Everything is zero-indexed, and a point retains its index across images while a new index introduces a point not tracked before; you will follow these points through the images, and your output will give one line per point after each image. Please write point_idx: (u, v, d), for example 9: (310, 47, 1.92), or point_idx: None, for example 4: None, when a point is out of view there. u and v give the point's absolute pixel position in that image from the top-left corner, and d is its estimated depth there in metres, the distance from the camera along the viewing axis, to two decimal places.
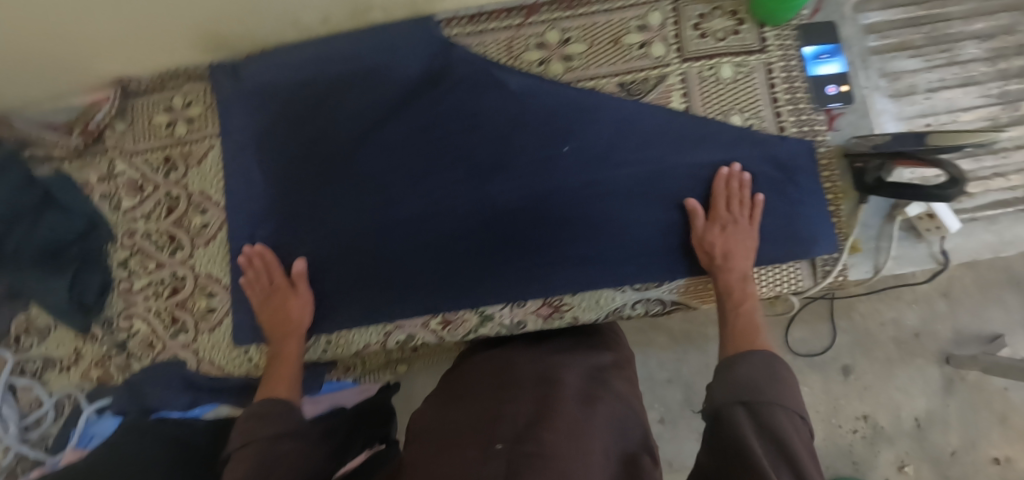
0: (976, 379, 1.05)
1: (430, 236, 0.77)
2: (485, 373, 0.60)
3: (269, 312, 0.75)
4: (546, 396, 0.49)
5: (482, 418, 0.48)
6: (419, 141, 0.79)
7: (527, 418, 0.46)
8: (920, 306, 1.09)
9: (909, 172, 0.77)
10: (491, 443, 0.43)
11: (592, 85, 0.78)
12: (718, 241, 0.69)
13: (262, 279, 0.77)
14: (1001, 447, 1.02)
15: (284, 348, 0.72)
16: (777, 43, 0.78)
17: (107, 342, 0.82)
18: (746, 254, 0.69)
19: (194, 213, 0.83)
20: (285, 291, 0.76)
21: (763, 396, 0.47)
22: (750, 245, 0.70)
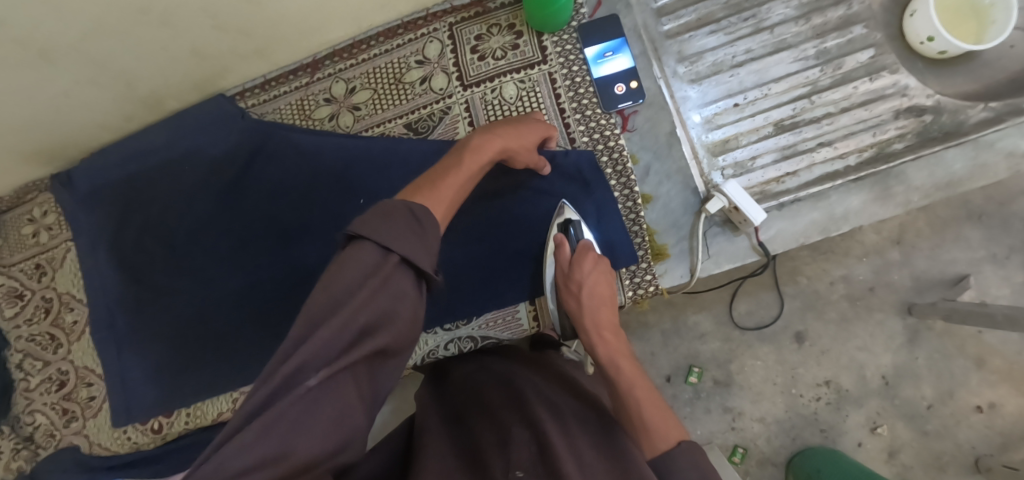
0: (943, 326, 1.11)
1: (256, 304, 0.81)
2: (497, 390, 0.60)
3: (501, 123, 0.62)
4: (547, 418, 0.51)
5: (497, 446, 0.48)
6: (235, 217, 0.82)
7: (541, 445, 0.46)
8: (872, 259, 1.14)
9: (721, 158, 0.73)
10: (512, 472, 0.43)
11: (380, 131, 0.79)
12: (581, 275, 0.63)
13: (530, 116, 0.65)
14: (984, 395, 1.08)
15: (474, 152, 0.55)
16: (557, 50, 0.74)
17: (14, 437, 0.91)
18: (597, 297, 0.63)
19: (65, 312, 0.90)
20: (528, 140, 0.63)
21: (683, 459, 0.45)
22: (604, 283, 0.64)
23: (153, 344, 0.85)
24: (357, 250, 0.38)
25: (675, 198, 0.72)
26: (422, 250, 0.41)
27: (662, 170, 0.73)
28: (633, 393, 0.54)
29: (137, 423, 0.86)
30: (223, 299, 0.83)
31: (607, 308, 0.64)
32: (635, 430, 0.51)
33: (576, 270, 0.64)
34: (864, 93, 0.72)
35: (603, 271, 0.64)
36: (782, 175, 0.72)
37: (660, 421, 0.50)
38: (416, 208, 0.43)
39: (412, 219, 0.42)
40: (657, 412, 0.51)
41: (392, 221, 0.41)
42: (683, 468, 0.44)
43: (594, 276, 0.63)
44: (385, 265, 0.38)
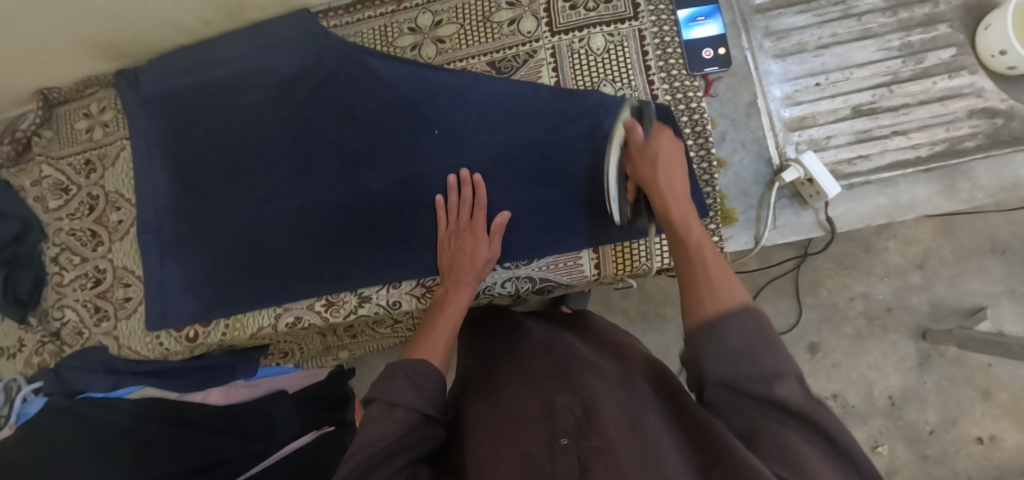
0: (955, 354, 1.12)
1: (312, 225, 0.81)
2: (538, 353, 0.60)
3: (449, 247, 0.73)
4: (594, 379, 0.50)
5: (539, 413, 0.48)
6: (302, 135, 0.82)
7: (586, 407, 0.46)
8: (893, 279, 1.16)
9: (797, 134, 0.74)
10: (556, 440, 0.44)
11: (462, 66, 0.79)
12: (656, 148, 0.61)
13: (463, 213, 0.74)
14: (986, 427, 1.10)
15: (455, 298, 0.68)
16: (650, 9, 0.75)
17: (42, 331, 0.90)
18: (672, 163, 0.60)
19: (111, 211, 0.89)
20: (475, 232, 0.72)
21: (741, 316, 0.40)
22: (678, 159, 0.61)
23: (201, 252, 0.85)
24: (376, 411, 0.51)
25: (751, 166, 0.73)
26: (424, 396, 0.53)
27: (739, 138, 0.74)
28: (700, 251, 0.50)
29: (172, 329, 0.84)
30: (279, 215, 0.82)
31: (680, 177, 0.60)
32: (694, 283, 0.47)
33: (653, 141, 0.61)
34: (941, 89, 0.74)
35: (674, 147, 0.61)
36: (855, 157, 0.74)
37: (719, 282, 0.45)
38: (417, 363, 0.56)
39: (413, 375, 0.55)
40: (723, 273, 0.46)
41: (399, 383, 0.53)
42: (738, 320, 0.40)
43: (669, 149, 0.61)
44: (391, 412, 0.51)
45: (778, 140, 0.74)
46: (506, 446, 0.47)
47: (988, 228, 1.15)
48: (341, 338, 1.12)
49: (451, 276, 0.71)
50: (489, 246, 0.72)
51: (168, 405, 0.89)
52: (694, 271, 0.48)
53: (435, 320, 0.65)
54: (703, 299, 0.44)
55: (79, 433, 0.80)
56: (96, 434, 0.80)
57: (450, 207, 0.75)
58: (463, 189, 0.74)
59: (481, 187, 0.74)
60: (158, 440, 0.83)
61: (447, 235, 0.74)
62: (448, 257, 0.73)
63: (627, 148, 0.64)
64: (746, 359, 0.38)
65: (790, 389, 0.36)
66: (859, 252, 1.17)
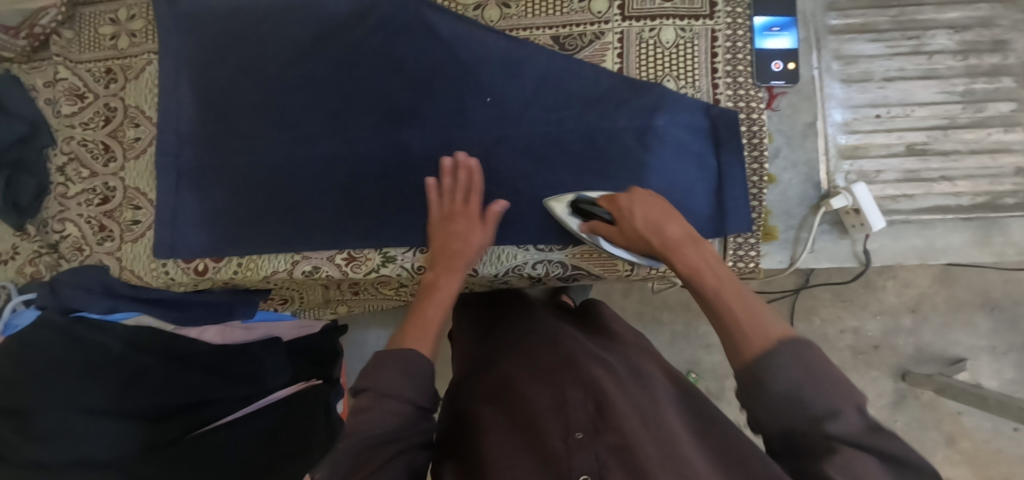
0: (930, 399, 1.16)
1: (342, 176, 0.77)
2: (545, 345, 0.62)
3: (439, 233, 0.71)
4: (601, 375, 0.52)
5: (551, 406, 0.50)
6: (344, 78, 0.78)
7: (597, 403, 0.48)
8: (886, 318, 1.19)
9: (848, 162, 0.74)
10: (571, 433, 0.45)
11: (525, 35, 0.75)
12: (631, 217, 0.61)
13: (458, 196, 0.71)
14: (944, 470, 1.15)
15: (444, 282, 0.66)
16: (727, 10, 0.73)
17: (39, 242, 0.85)
18: (658, 218, 0.59)
19: (128, 127, 0.84)
20: (470, 217, 0.71)
21: (785, 358, 0.41)
22: (662, 206, 0.61)
23: (220, 184, 0.80)
24: (370, 401, 0.49)
25: (798, 186, 0.73)
26: (421, 387, 0.52)
27: (792, 158, 0.73)
28: (718, 290, 0.50)
29: (180, 259, 0.81)
30: (309, 159, 0.78)
31: (672, 220, 0.59)
32: (730, 328, 0.47)
33: (624, 210, 0.62)
34: (994, 142, 0.74)
35: (648, 201, 0.61)
36: (901, 195, 0.73)
37: (759, 317, 0.46)
38: (411, 353, 0.53)
39: (407, 363, 0.52)
40: (750, 309, 0.47)
41: (389, 370, 0.51)
42: (784, 366, 0.41)
43: (645, 206, 0.61)
44: (383, 404, 0.49)
45: (829, 165, 0.73)
46: (520, 438, 0.48)
47: (984, 283, 1.18)
48: (342, 293, 1.10)
49: (443, 259, 0.68)
50: (482, 232, 0.70)
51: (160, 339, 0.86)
52: (725, 320, 0.47)
53: (427, 305, 0.62)
54: (750, 343, 0.44)
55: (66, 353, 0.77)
56: (89, 356, 0.78)
57: (443, 190, 0.72)
58: (460, 173, 0.71)
59: (476, 171, 0.72)
60: (151, 369, 0.82)
61: (438, 216, 0.72)
62: (440, 242, 0.70)
63: (608, 230, 0.65)
64: (801, 406, 0.39)
65: (846, 423, 0.38)
66: (860, 288, 1.20)
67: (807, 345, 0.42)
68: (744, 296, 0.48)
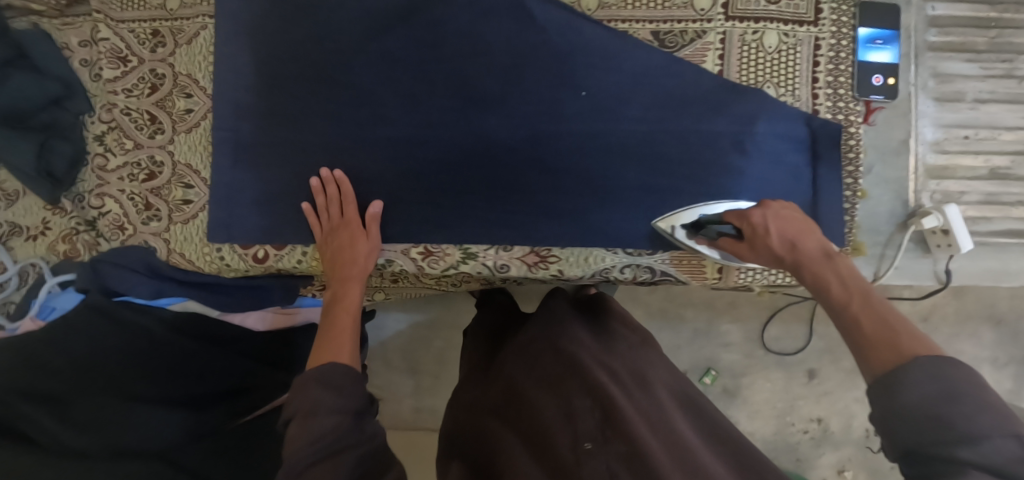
0: None
1: (420, 165, 0.73)
2: (546, 348, 0.64)
3: (333, 245, 0.70)
4: (607, 383, 0.55)
5: (560, 416, 0.53)
6: (426, 60, 0.73)
7: (604, 411, 0.51)
8: None
9: (934, 182, 0.74)
10: (580, 443, 0.49)
11: (624, 28, 0.72)
12: (752, 223, 0.57)
13: (334, 210, 0.72)
14: None
15: (346, 296, 0.66)
16: (832, 18, 0.71)
17: (76, 217, 0.79)
18: (801, 230, 0.55)
19: (178, 97, 0.77)
20: (349, 222, 0.71)
21: (921, 372, 0.37)
22: (800, 220, 0.56)
23: (282, 166, 0.75)
24: (297, 428, 0.47)
25: (887, 203, 0.73)
26: (344, 393, 0.51)
27: (884, 174, 0.73)
28: (854, 308, 0.46)
29: (237, 244, 0.76)
30: (382, 144, 0.73)
31: (811, 234, 0.54)
32: (868, 346, 0.42)
33: (753, 216, 0.57)
34: None
35: (785, 213, 0.57)
36: (981, 217, 0.74)
37: (895, 330, 0.42)
38: (336, 367, 0.53)
39: (326, 376, 0.52)
40: (895, 330, 0.42)
41: (313, 388, 0.50)
42: (919, 380, 0.37)
43: (780, 215, 0.57)
44: (313, 423, 0.47)
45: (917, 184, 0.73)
46: (530, 446, 0.51)
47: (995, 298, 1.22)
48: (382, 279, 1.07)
49: (338, 274, 0.68)
50: (366, 240, 0.71)
51: (205, 322, 0.80)
52: (860, 333, 0.44)
53: (336, 317, 0.62)
54: (884, 354, 0.41)
55: (107, 339, 0.72)
56: (133, 343, 0.73)
57: (331, 203, 0.72)
58: (330, 187, 0.72)
59: (345, 182, 0.72)
60: (197, 355, 0.76)
61: (326, 227, 0.72)
62: (331, 254, 0.70)
63: (727, 239, 0.61)
64: (933, 422, 0.35)
65: (988, 444, 0.33)
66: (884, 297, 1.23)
67: (953, 360, 0.37)
68: (884, 311, 0.44)
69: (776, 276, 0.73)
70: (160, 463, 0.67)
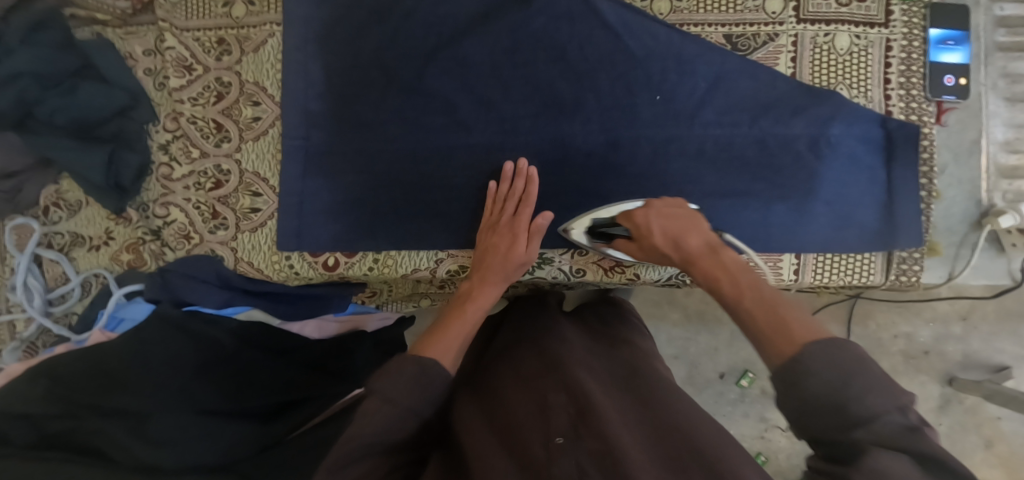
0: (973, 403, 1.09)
1: (492, 170, 0.73)
2: (530, 351, 0.61)
3: (482, 244, 0.69)
4: (584, 380, 0.52)
5: (533, 411, 0.49)
6: (499, 65, 0.73)
7: (577, 407, 0.48)
8: None
9: (1006, 182, 0.74)
10: (551, 438, 0.45)
11: (697, 32, 0.72)
12: (650, 227, 0.62)
13: (509, 206, 0.69)
14: None
15: (477, 293, 0.64)
16: (903, 20, 0.72)
17: (142, 227, 0.78)
18: (684, 229, 0.59)
19: (245, 105, 0.77)
20: (518, 227, 0.68)
21: (817, 358, 0.36)
22: (691, 218, 0.61)
23: (353, 172, 0.74)
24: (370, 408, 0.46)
25: (960, 203, 0.73)
26: (427, 397, 0.49)
27: (957, 174, 0.73)
28: (739, 295, 0.48)
29: (307, 252, 0.75)
30: (454, 150, 0.73)
31: (698, 232, 0.59)
32: (750, 328, 0.44)
33: (646, 219, 0.63)
34: None
35: (673, 213, 0.61)
36: None
37: (782, 316, 0.43)
38: (433, 364, 0.50)
39: (422, 372, 0.49)
40: (770, 310, 0.44)
41: (403, 378, 0.48)
42: (815, 363, 0.36)
43: (664, 217, 0.62)
44: (388, 412, 0.45)
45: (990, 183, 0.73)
46: (499, 441, 0.47)
47: None
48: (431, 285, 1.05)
49: (477, 272, 0.66)
50: (523, 247, 0.66)
51: (266, 334, 0.79)
52: (751, 321, 0.45)
53: (454, 318, 0.60)
54: (779, 344, 0.40)
55: (180, 350, 0.72)
56: (205, 355, 0.73)
57: (498, 196, 0.70)
58: (518, 179, 0.69)
59: (534, 181, 0.69)
60: (258, 367, 0.76)
61: (489, 225, 0.69)
62: (479, 250, 0.69)
63: (630, 244, 0.66)
64: (831, 406, 0.34)
65: (880, 420, 0.33)
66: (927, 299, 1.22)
67: (841, 340, 0.37)
68: (767, 299, 0.46)
69: (855, 277, 0.72)
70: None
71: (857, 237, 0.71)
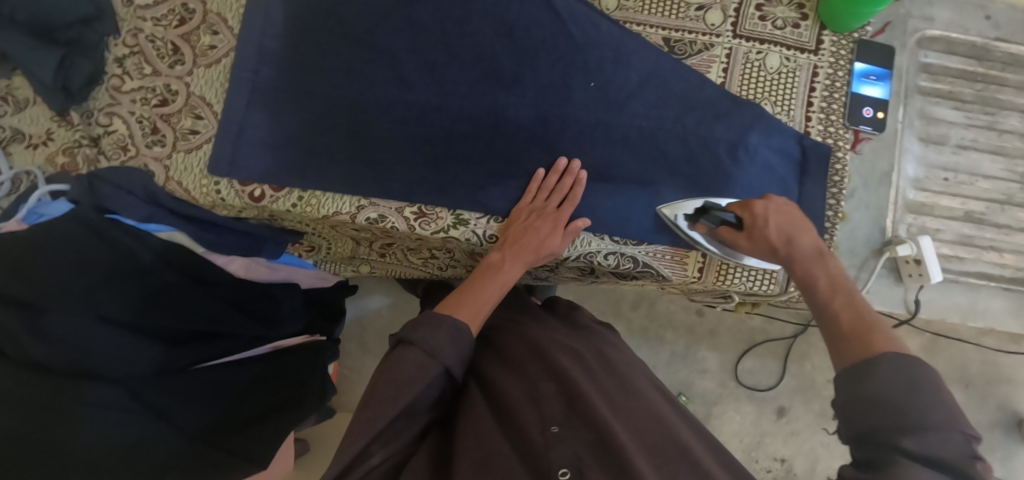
0: None
1: (427, 127, 0.75)
2: (518, 342, 0.68)
3: (518, 226, 0.71)
4: (572, 371, 0.58)
5: (526, 399, 0.56)
6: (451, 32, 0.76)
7: (568, 399, 0.54)
8: None
9: (912, 216, 0.79)
10: (547, 427, 0.50)
11: (638, 30, 0.77)
12: (750, 214, 0.60)
13: (554, 199, 0.72)
14: None
15: (508, 271, 0.69)
16: (831, 50, 0.76)
17: (81, 132, 0.80)
18: (803, 226, 0.57)
19: (205, 32, 0.80)
20: (549, 218, 0.71)
21: (889, 368, 0.38)
22: (803, 217, 0.59)
23: (296, 109, 0.76)
24: (404, 357, 0.52)
25: (866, 229, 0.77)
26: (458, 356, 0.55)
27: (866, 199, 0.77)
28: (836, 305, 0.48)
29: (237, 180, 0.76)
30: (396, 104, 0.76)
31: (807, 231, 0.57)
32: (840, 346, 0.44)
33: (756, 208, 0.60)
34: None
35: (787, 211, 0.58)
36: (955, 256, 0.80)
37: (875, 328, 0.43)
38: (461, 325, 0.57)
39: (455, 334, 0.56)
40: (865, 336, 0.43)
41: (439, 336, 0.54)
42: (887, 371, 0.38)
43: (778, 211, 0.59)
44: (430, 364, 0.52)
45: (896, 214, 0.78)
46: (498, 425, 0.53)
47: (964, 360, 1.23)
48: (370, 251, 1.05)
49: (510, 247, 0.70)
50: (560, 239, 0.71)
51: (184, 258, 0.78)
52: (838, 330, 0.46)
53: (483, 282, 0.67)
54: (858, 352, 0.42)
55: (88, 254, 0.69)
56: (119, 265, 0.71)
57: (546, 185, 0.73)
58: (566, 178, 0.73)
59: (580, 184, 0.73)
60: (174, 290, 0.75)
61: (523, 215, 0.72)
62: (516, 230, 0.71)
63: (728, 233, 0.63)
64: (886, 408, 0.37)
65: (942, 441, 0.34)
66: None
67: (918, 361, 0.38)
68: (859, 309, 0.46)
69: (758, 284, 0.75)
70: (118, 390, 0.67)
71: None
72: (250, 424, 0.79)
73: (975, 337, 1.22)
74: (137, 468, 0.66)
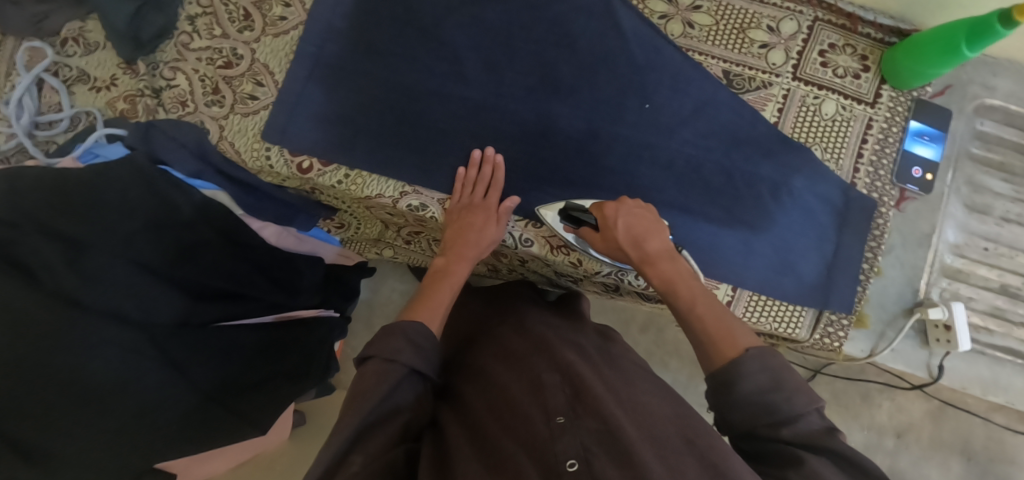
0: None
1: (479, 125, 0.77)
2: (518, 336, 0.70)
3: (454, 226, 0.74)
4: (575, 363, 0.59)
5: (527, 389, 0.57)
6: (515, 36, 0.78)
7: (572, 389, 0.55)
8: (871, 433, 1.21)
9: (946, 281, 0.79)
10: (552, 417, 0.50)
11: (699, 59, 0.77)
12: (613, 225, 0.65)
13: (480, 190, 0.74)
14: None
15: (454, 271, 0.71)
16: (889, 105, 0.76)
17: (144, 82, 0.81)
18: (657, 232, 0.65)
19: (277, 3, 0.82)
20: (477, 212, 0.73)
21: (753, 363, 0.47)
22: (656, 222, 0.66)
23: (354, 88, 0.78)
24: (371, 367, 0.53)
25: (898, 287, 0.77)
26: (421, 354, 0.57)
27: (903, 258, 0.77)
28: (694, 310, 0.56)
29: (288, 150, 0.78)
30: (452, 98, 0.77)
31: (660, 234, 0.65)
32: (707, 349, 0.52)
33: (609, 212, 0.66)
34: None
35: (636, 212, 0.66)
36: (983, 327, 0.81)
37: (731, 333, 0.51)
38: (412, 325, 0.58)
39: (412, 334, 0.57)
40: (726, 338, 0.51)
41: (395, 340, 0.56)
42: (753, 370, 0.47)
43: (635, 214, 0.66)
44: (390, 368, 0.53)
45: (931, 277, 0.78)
46: (501, 417, 0.54)
47: (969, 433, 1.21)
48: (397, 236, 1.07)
49: (452, 250, 0.73)
50: (496, 228, 0.74)
51: (215, 212, 0.78)
52: (703, 338, 0.53)
53: (437, 288, 0.68)
54: (725, 353, 0.50)
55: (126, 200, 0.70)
56: (157, 216, 0.73)
57: (468, 180, 0.74)
58: (484, 166, 0.74)
59: (500, 169, 0.74)
60: (204, 249, 0.76)
61: (454, 214, 0.74)
62: (456, 228, 0.74)
63: (592, 235, 0.69)
64: (765, 409, 0.45)
65: (806, 426, 0.44)
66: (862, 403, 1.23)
67: (768, 350, 0.48)
68: (714, 309, 0.55)
69: (784, 325, 0.74)
70: (141, 336, 0.68)
71: (797, 290, 0.73)
72: (251, 390, 0.79)
73: (986, 411, 1.21)
74: (129, 417, 0.66)
